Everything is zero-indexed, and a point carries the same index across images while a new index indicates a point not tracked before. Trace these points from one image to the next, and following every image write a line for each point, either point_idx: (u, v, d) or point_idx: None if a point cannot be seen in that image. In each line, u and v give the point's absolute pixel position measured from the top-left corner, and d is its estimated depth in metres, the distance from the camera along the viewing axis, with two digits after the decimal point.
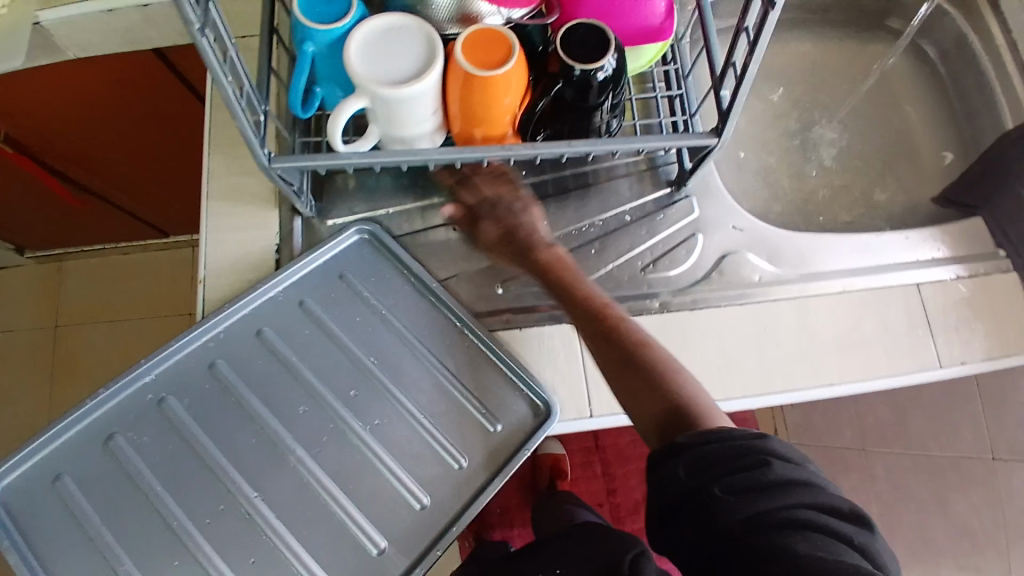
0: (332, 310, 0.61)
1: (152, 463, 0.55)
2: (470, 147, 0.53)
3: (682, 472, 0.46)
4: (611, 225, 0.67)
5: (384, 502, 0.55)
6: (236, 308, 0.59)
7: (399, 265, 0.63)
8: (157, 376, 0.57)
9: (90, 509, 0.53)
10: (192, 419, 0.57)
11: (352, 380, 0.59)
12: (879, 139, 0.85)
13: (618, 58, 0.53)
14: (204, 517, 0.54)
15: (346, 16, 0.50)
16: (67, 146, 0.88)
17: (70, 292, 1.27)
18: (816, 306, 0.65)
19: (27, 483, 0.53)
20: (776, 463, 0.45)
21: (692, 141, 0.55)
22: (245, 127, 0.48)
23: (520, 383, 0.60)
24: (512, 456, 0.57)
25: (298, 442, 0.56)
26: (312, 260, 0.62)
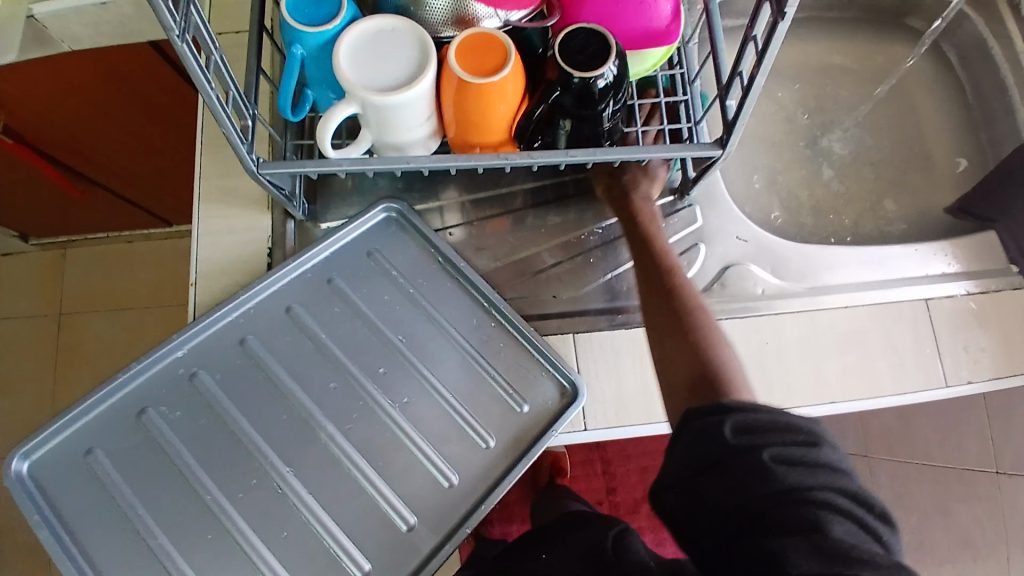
0: (361, 285, 0.59)
1: (185, 437, 0.53)
2: (466, 155, 0.52)
3: (729, 431, 0.45)
4: (612, 233, 0.65)
5: (416, 480, 0.53)
6: (266, 285, 0.58)
7: (428, 242, 0.61)
8: (187, 352, 0.55)
9: (124, 483, 0.51)
10: (224, 393, 0.55)
11: (382, 357, 0.57)
12: (894, 144, 0.82)
13: (620, 64, 0.51)
14: (237, 492, 0.52)
15: (335, 18, 0.49)
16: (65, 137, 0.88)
17: (74, 279, 1.28)
18: (824, 319, 0.63)
19: (57, 458, 0.51)
20: (824, 448, 0.44)
21: (696, 151, 0.52)
22: (232, 133, 0.47)
23: (547, 364, 0.58)
24: (542, 435, 0.55)
25: (328, 418, 0.55)
26: (343, 236, 0.60)
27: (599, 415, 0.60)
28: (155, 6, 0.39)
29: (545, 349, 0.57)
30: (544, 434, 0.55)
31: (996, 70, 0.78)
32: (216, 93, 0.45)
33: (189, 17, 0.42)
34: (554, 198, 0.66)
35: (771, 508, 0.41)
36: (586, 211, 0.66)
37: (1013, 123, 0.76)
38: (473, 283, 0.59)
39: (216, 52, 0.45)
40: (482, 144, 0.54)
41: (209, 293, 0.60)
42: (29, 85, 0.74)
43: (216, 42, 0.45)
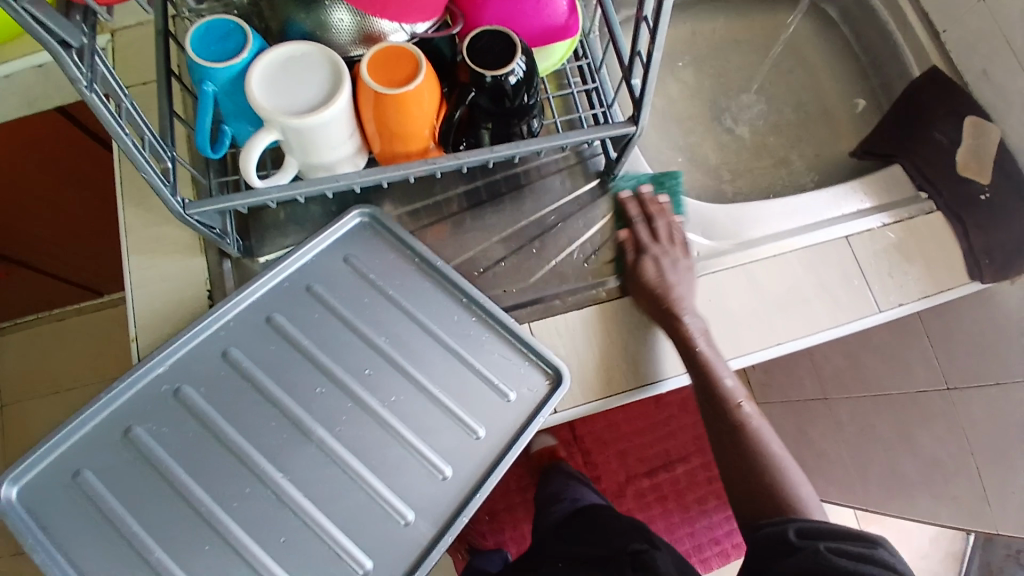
0: (339, 291, 0.59)
1: (177, 451, 0.52)
2: (392, 166, 0.53)
3: (792, 535, 0.56)
4: (548, 221, 0.68)
5: (410, 472, 0.54)
6: (243, 297, 0.57)
7: (403, 243, 0.61)
8: (170, 367, 0.55)
9: (116, 500, 0.50)
10: (211, 405, 0.54)
11: (366, 358, 0.57)
12: (795, 101, 0.88)
13: (527, 60, 0.53)
14: (231, 501, 0.51)
15: (242, 51, 0.49)
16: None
17: (7, 368, 1.22)
18: (758, 270, 0.66)
19: (45, 481, 0.50)
20: (882, 549, 0.53)
21: (612, 131, 0.55)
22: (154, 177, 0.47)
23: (530, 354, 0.59)
24: (527, 425, 0.56)
25: (317, 422, 0.54)
26: (317, 243, 0.60)
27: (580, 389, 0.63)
28: (60, 63, 0.39)
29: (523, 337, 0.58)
30: (531, 421, 0.56)
31: (878, 17, 0.84)
32: (132, 138, 0.45)
33: (96, 67, 0.41)
34: (488, 198, 0.68)
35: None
36: (520, 205, 0.68)
37: (902, 65, 0.82)
38: (449, 277, 0.60)
39: (126, 97, 0.44)
40: (407, 154, 0.55)
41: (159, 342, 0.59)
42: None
43: (125, 88, 0.44)
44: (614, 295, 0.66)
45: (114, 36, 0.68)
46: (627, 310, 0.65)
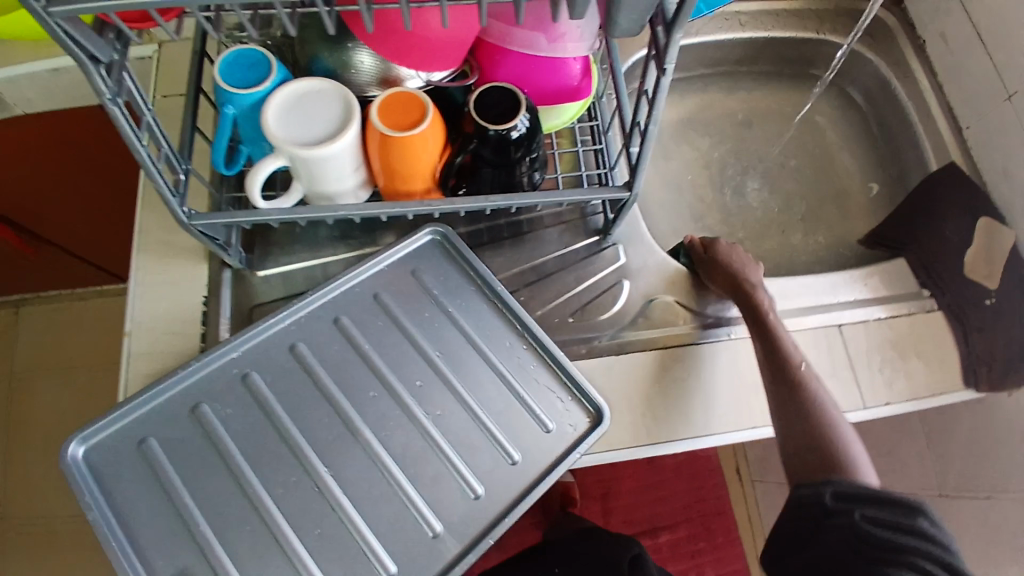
0: (403, 302, 0.62)
1: (235, 433, 0.56)
2: (391, 203, 0.55)
3: (829, 499, 0.59)
4: (542, 271, 0.70)
5: (445, 486, 0.56)
6: (319, 295, 0.61)
7: (469, 266, 0.64)
8: (244, 352, 0.58)
9: (173, 471, 0.54)
10: (274, 395, 0.57)
11: (419, 370, 0.60)
12: (809, 181, 0.88)
13: (530, 117, 0.55)
14: (277, 488, 0.54)
15: (265, 80, 0.52)
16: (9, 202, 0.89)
17: (26, 340, 1.27)
18: (739, 350, 0.68)
19: (114, 442, 0.54)
20: (922, 519, 0.57)
21: (607, 194, 0.57)
22: (162, 185, 0.50)
23: (574, 389, 0.60)
24: (563, 458, 0.58)
25: (366, 424, 0.57)
26: (388, 255, 0.63)
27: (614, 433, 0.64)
28: (87, 74, 0.42)
29: (570, 373, 0.59)
30: (567, 456, 0.57)
31: (902, 108, 0.82)
32: (148, 151, 0.48)
33: (123, 82, 0.45)
34: (489, 241, 0.70)
35: (863, 560, 0.56)
36: (518, 251, 0.70)
37: (920, 158, 0.80)
38: (507, 303, 0.62)
39: (149, 112, 0.48)
40: (407, 192, 0.58)
41: (146, 342, 0.62)
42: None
43: (149, 104, 0.47)
44: (598, 352, 0.66)
45: (161, 48, 0.71)
46: (607, 371, 0.66)
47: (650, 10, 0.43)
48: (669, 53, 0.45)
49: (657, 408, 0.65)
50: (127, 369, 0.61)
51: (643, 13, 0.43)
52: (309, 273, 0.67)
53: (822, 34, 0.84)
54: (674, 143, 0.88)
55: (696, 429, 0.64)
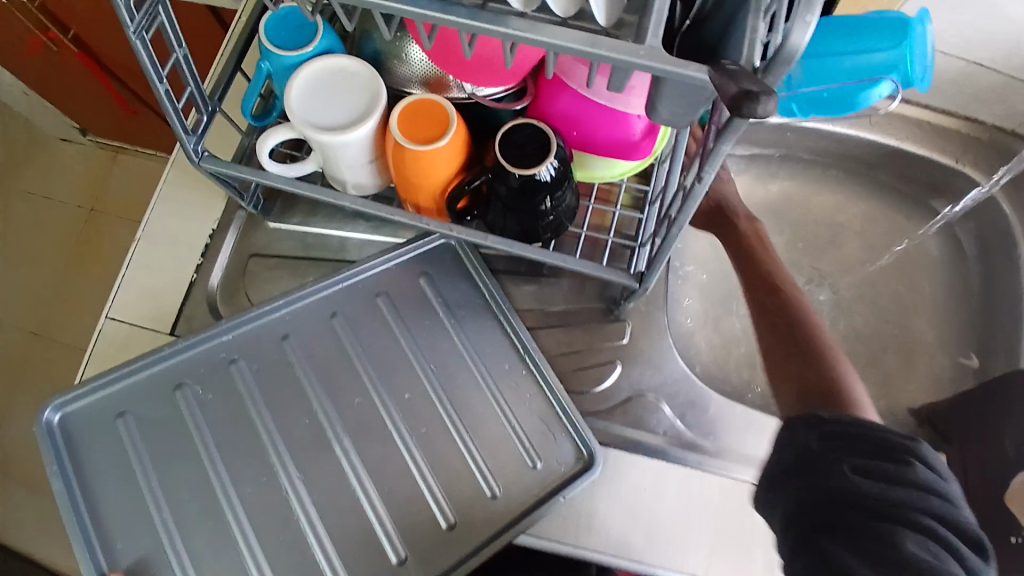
0: (404, 309, 0.59)
1: (210, 420, 0.53)
2: (389, 208, 0.52)
3: (816, 440, 0.47)
4: (541, 319, 0.65)
5: (415, 515, 0.52)
6: (320, 287, 0.57)
7: (480, 280, 0.60)
8: (233, 338, 0.55)
9: (145, 451, 0.51)
10: (256, 388, 0.54)
11: (410, 383, 0.56)
12: (888, 319, 0.76)
13: (560, 166, 0.50)
14: (245, 485, 0.51)
15: (308, 45, 0.51)
16: (108, 55, 0.95)
17: (115, 184, 1.38)
18: (714, 483, 0.59)
19: (92, 413, 0.51)
20: (918, 466, 0.44)
21: (616, 277, 0.52)
22: (176, 121, 0.49)
23: (569, 425, 0.56)
24: (543, 500, 0.53)
25: (346, 431, 0.54)
26: (397, 254, 0.60)
27: (573, 529, 0.57)
28: (115, 5, 0.40)
29: (569, 410, 0.55)
30: (548, 500, 0.53)
31: (1021, 279, 0.70)
32: (168, 89, 0.47)
33: (155, 15, 0.44)
34: (505, 268, 0.66)
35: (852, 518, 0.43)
36: (527, 290, 0.66)
37: (1018, 346, 0.69)
38: (516, 328, 0.58)
39: (180, 50, 0.47)
40: (416, 202, 0.54)
41: (149, 255, 0.62)
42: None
43: (181, 42, 0.47)
44: None
45: None
46: None
47: (697, 108, 0.36)
48: (712, 160, 0.38)
49: (610, 512, 0.58)
50: (124, 274, 0.62)
51: (690, 108, 0.36)
52: (317, 240, 0.64)
53: (962, 164, 0.73)
54: None
55: (635, 553, 0.57)
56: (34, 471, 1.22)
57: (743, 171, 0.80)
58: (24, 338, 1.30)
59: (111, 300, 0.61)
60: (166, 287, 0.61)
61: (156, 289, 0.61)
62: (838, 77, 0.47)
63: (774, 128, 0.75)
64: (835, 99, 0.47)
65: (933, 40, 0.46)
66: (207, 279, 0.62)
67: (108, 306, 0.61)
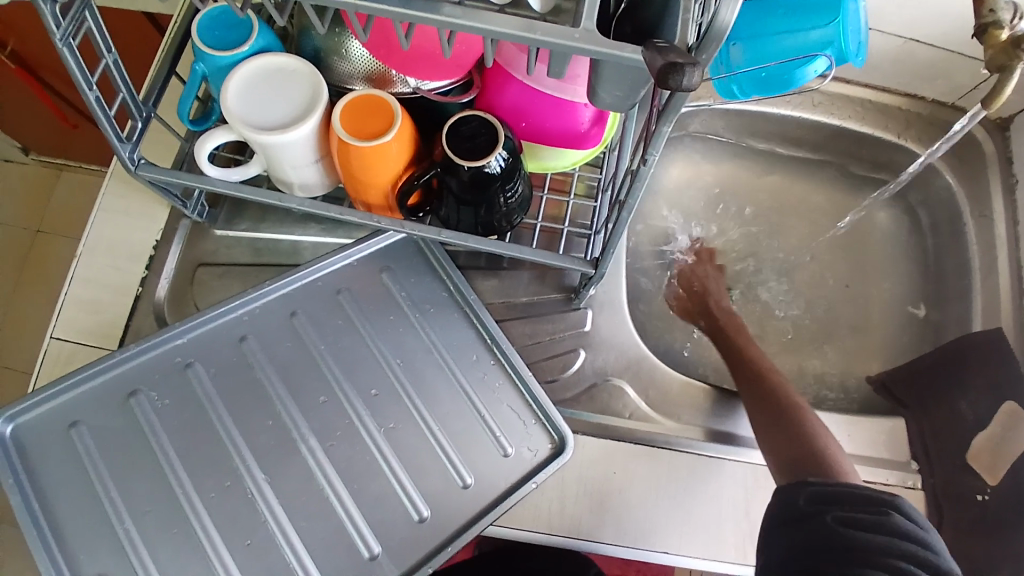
0: (365, 305, 0.58)
1: (170, 425, 0.51)
2: (339, 208, 0.51)
3: (802, 499, 0.50)
4: (503, 312, 0.65)
5: (387, 510, 0.51)
6: (276, 287, 0.56)
7: (444, 273, 0.59)
8: (188, 341, 0.53)
9: (101, 462, 0.49)
10: (216, 393, 0.53)
11: (376, 379, 0.55)
12: (840, 293, 0.78)
13: (510, 156, 0.50)
14: (209, 491, 0.50)
15: (243, 44, 0.49)
16: (44, 67, 0.91)
17: (58, 200, 1.33)
18: (682, 461, 0.60)
19: (42, 424, 0.49)
20: (896, 516, 0.48)
21: (572, 264, 0.52)
22: (109, 130, 0.47)
23: (539, 413, 0.56)
24: (516, 487, 0.53)
25: (312, 431, 0.53)
26: (358, 250, 0.59)
27: (549, 511, 0.57)
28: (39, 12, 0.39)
29: (539, 398, 0.55)
30: (520, 486, 0.53)
31: (964, 249, 0.73)
32: (99, 96, 0.45)
33: (81, 21, 0.42)
34: (463, 264, 0.66)
35: (835, 564, 0.46)
36: (488, 284, 0.66)
37: (963, 313, 0.71)
38: (481, 317, 0.58)
39: (109, 55, 0.45)
40: (366, 200, 0.53)
41: (91, 269, 0.60)
42: (10, 9, 0.78)
43: (110, 46, 0.45)
44: None
45: None
46: None
47: (638, 90, 0.36)
48: (655, 142, 0.38)
49: (580, 497, 0.58)
50: (65, 291, 0.59)
51: (631, 92, 0.36)
52: (268, 245, 0.63)
53: (904, 139, 0.76)
54: (700, 209, 0.81)
55: (606, 535, 0.57)
56: None
57: (697, 154, 0.81)
58: None
59: (55, 318, 0.58)
60: (113, 301, 0.59)
61: (101, 303, 0.59)
62: (776, 57, 0.49)
63: (724, 114, 0.77)
64: (774, 78, 0.49)
65: (864, 19, 0.48)
66: (153, 290, 0.60)
67: (52, 326, 0.59)
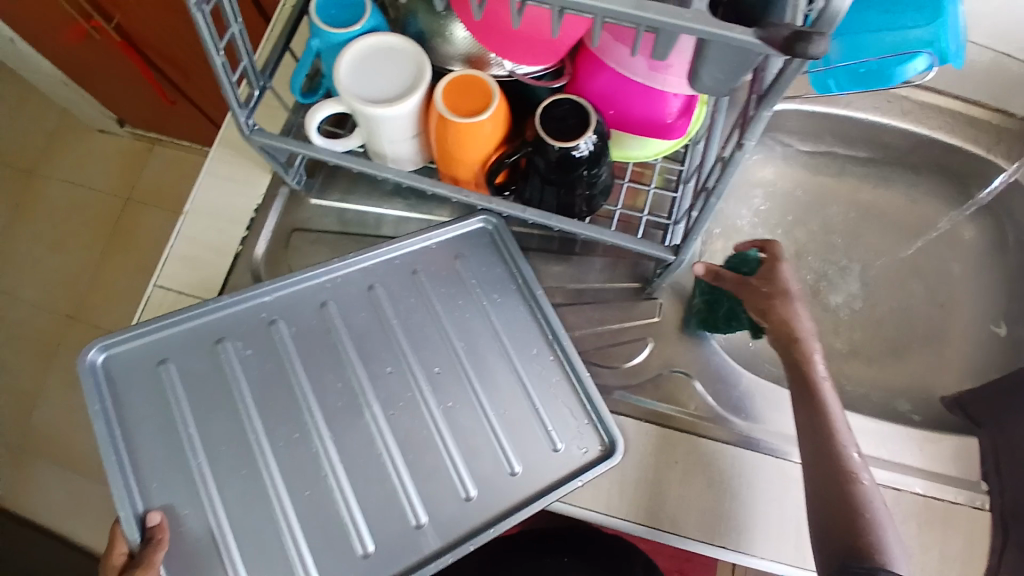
0: (438, 287, 0.60)
1: (251, 375, 0.55)
2: (431, 181, 0.54)
3: None
4: (575, 297, 0.66)
5: (438, 484, 0.53)
6: (361, 260, 0.59)
7: (513, 264, 0.61)
8: (275, 300, 0.58)
9: (184, 400, 0.53)
10: (296, 350, 0.56)
11: (441, 357, 0.58)
12: (916, 306, 0.77)
13: (599, 141, 0.52)
14: (279, 441, 0.53)
15: (356, 24, 0.53)
16: (150, 45, 0.99)
17: (149, 173, 1.44)
18: (745, 460, 0.60)
19: (135, 358, 0.54)
20: None
21: (653, 250, 0.53)
22: (230, 94, 0.51)
23: (593, 415, 0.57)
24: (561, 482, 0.54)
25: (377, 399, 0.56)
26: (438, 234, 0.61)
27: (600, 497, 0.58)
28: None
29: (595, 400, 0.56)
30: (566, 482, 0.54)
31: None
32: (224, 61, 0.49)
33: None
34: (536, 247, 0.68)
35: None
36: (563, 269, 0.67)
37: None
38: (546, 313, 0.59)
39: (236, 25, 0.49)
40: (455, 175, 0.56)
41: (197, 227, 0.64)
42: None
43: (237, 17, 0.48)
44: None
45: None
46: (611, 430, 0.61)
47: (741, 72, 0.37)
48: (753, 125, 0.39)
49: (641, 486, 0.59)
50: (173, 245, 0.64)
51: (732, 75, 0.38)
52: (357, 217, 0.66)
53: (992, 155, 0.75)
54: (776, 211, 0.81)
55: (664, 525, 0.57)
56: (66, 451, 1.27)
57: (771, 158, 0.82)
58: (61, 321, 1.36)
59: (160, 268, 0.63)
60: (215, 258, 0.63)
61: (203, 260, 0.63)
62: (874, 53, 0.49)
63: (807, 116, 0.76)
64: (873, 74, 0.50)
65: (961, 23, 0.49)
66: (252, 251, 0.64)
67: (156, 275, 0.63)
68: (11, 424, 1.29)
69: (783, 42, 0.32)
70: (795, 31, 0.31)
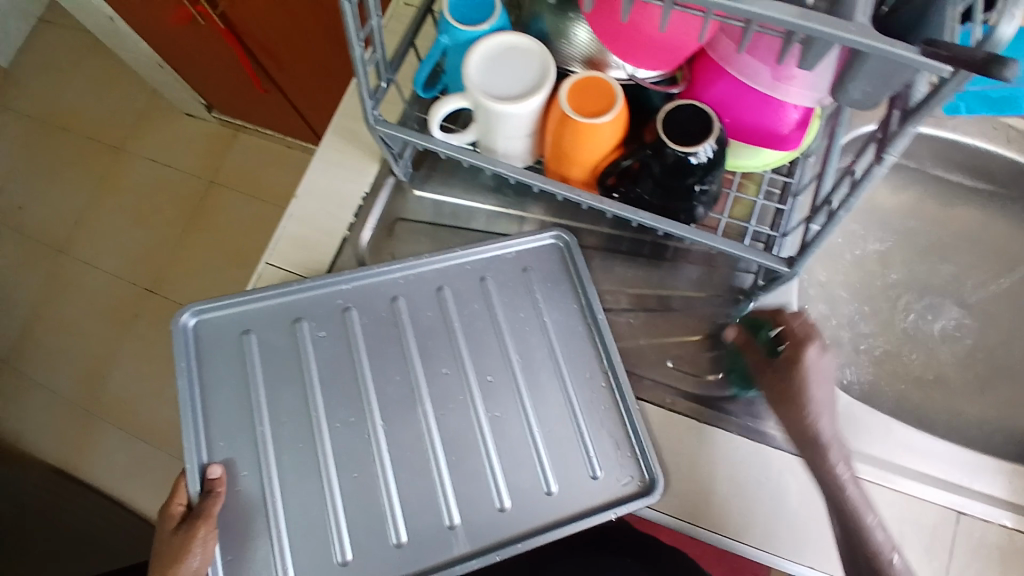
0: (502, 294, 0.61)
1: (319, 359, 0.57)
2: (541, 178, 0.55)
3: None
4: (666, 303, 0.66)
5: (474, 488, 0.54)
6: (432, 261, 0.61)
7: (579, 284, 0.61)
8: (353, 288, 0.59)
9: (259, 371, 0.56)
10: (365, 341, 0.58)
11: (495, 366, 0.58)
12: (1007, 342, 0.75)
13: (717, 149, 0.52)
14: (336, 422, 0.55)
15: (484, 23, 0.54)
16: (252, 35, 1.04)
17: (234, 157, 1.50)
18: None
19: (223, 325, 0.57)
20: None
21: (763, 259, 0.53)
22: (364, 87, 0.53)
23: (638, 449, 0.56)
24: (592, 510, 0.54)
25: (430, 397, 0.57)
26: (507, 245, 0.62)
27: (672, 505, 0.58)
28: None
29: (642, 436, 0.55)
30: (598, 512, 0.54)
31: None
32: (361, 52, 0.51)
33: None
34: (626, 251, 0.67)
35: None
36: (656, 274, 0.67)
37: None
38: (604, 337, 0.59)
39: (376, 19, 0.50)
40: (565, 173, 0.57)
41: (306, 209, 0.67)
42: None
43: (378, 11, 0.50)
44: (676, 410, 0.62)
45: None
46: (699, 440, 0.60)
47: (889, 89, 0.38)
48: (896, 140, 0.39)
49: (719, 498, 0.58)
50: (284, 226, 0.66)
51: (880, 90, 0.38)
52: (455, 210, 0.68)
53: None
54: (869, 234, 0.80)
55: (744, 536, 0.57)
56: (130, 416, 1.34)
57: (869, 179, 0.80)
58: (134, 292, 1.42)
59: (271, 248, 0.66)
60: (325, 242, 0.66)
61: (312, 240, 0.66)
62: None
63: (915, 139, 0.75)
64: None
65: None
66: (358, 238, 0.66)
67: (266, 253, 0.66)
68: (84, 384, 1.37)
69: (979, 62, 0.31)
70: (993, 54, 0.31)
